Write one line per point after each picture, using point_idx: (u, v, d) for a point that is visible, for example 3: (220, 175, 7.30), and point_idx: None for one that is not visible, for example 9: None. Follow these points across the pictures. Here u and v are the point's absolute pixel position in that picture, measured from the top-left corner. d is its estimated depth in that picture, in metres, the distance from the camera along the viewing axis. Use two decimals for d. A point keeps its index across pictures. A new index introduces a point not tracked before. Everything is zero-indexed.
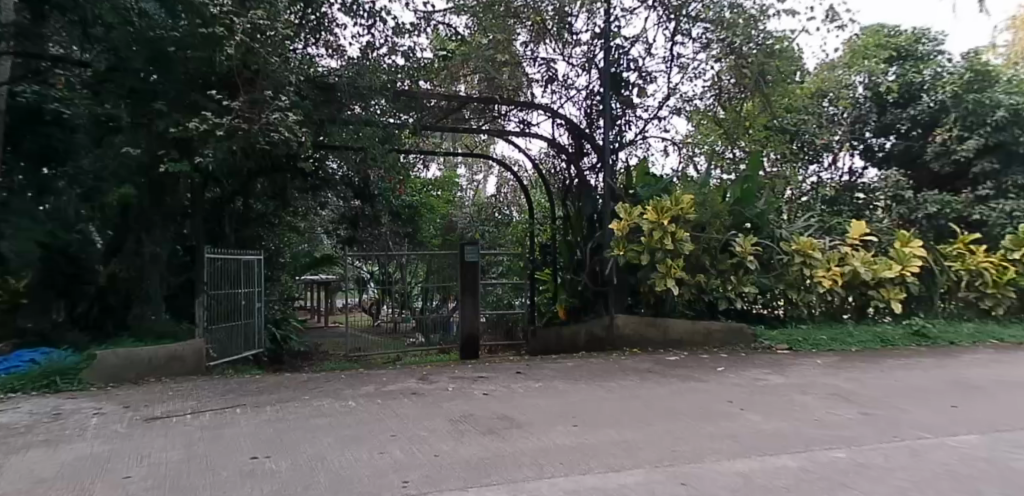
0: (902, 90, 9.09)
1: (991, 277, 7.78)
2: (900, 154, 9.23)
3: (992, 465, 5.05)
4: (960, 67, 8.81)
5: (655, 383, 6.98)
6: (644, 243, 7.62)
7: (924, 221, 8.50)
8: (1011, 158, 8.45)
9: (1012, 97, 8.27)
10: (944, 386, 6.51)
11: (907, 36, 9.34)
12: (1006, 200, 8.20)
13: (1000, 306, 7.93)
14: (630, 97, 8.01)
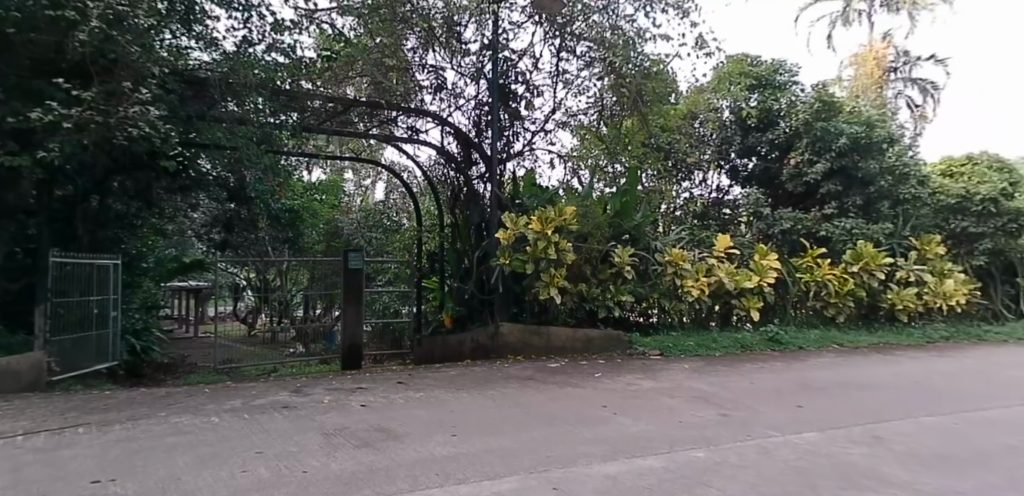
0: (762, 116, 9.78)
1: (834, 287, 8.58)
2: (761, 175, 9.98)
3: (829, 459, 5.57)
4: (810, 96, 9.64)
5: (535, 391, 7.14)
6: (529, 253, 7.75)
7: (780, 236, 9.21)
8: (851, 181, 9.40)
9: (852, 127, 9.26)
10: (792, 388, 7.14)
11: (766, 66, 10.07)
12: (847, 219, 9.13)
13: (840, 314, 8.78)
14: (518, 109, 8.16)
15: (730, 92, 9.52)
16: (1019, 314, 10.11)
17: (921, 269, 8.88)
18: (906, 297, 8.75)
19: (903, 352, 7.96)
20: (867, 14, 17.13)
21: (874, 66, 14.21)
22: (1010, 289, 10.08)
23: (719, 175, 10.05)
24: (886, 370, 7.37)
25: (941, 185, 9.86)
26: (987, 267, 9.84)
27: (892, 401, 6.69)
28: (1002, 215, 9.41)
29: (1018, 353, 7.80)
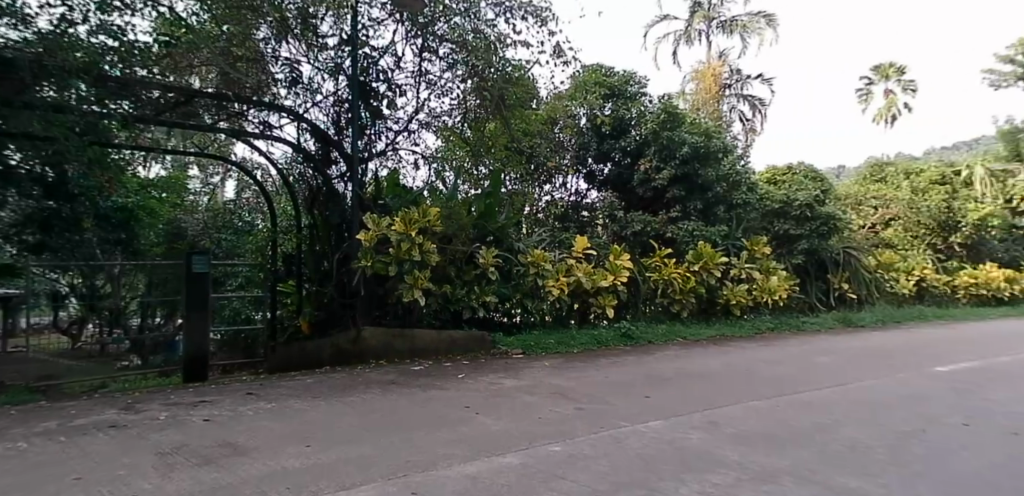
0: (616, 124, 10.27)
1: (678, 285, 9.26)
2: (616, 179, 10.54)
3: (672, 445, 5.98)
4: (657, 108, 10.32)
5: (397, 395, 7.01)
6: (392, 255, 7.63)
7: (631, 237, 9.85)
8: (692, 187, 10.26)
9: (693, 137, 10.05)
10: (642, 380, 7.62)
11: (619, 77, 10.60)
12: (689, 221, 9.95)
13: (684, 310, 9.46)
14: (380, 108, 8.09)
15: (585, 98, 9.95)
16: (828, 306, 11.58)
17: (751, 268, 9.96)
18: (739, 293, 9.67)
19: (736, 342, 8.80)
20: (706, 34, 18.74)
21: (711, 82, 15.75)
22: (821, 285, 11.51)
23: (576, 179, 10.42)
24: (722, 360, 8.11)
25: (767, 191, 11.05)
26: (803, 265, 11.18)
27: (726, 387, 7.36)
28: (814, 219, 10.80)
29: (827, 340, 8.94)
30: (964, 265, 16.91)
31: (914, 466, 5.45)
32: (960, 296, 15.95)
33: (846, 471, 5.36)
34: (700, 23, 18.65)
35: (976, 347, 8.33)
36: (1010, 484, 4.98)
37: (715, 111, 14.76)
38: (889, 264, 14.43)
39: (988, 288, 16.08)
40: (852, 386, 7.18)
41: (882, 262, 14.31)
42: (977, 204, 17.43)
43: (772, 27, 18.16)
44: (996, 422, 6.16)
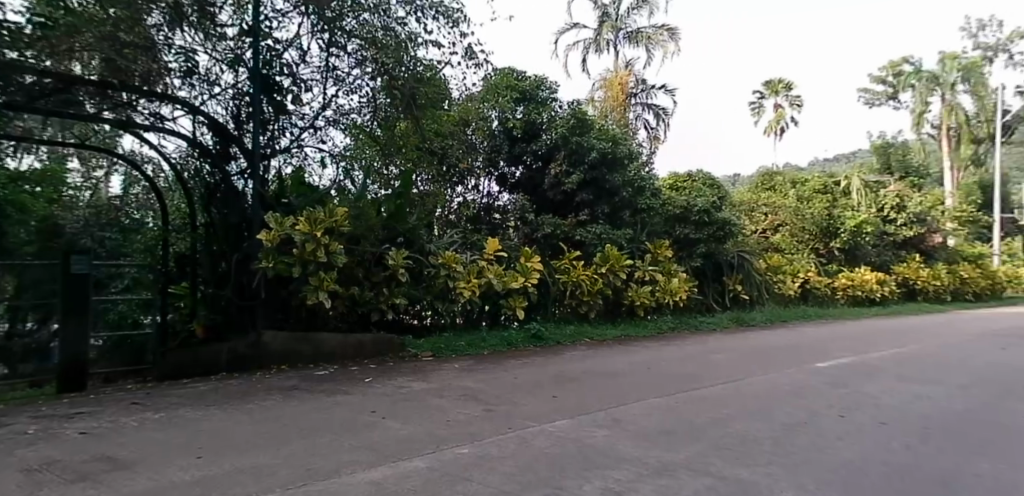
0: (526, 128, 10.30)
1: (585, 287, 9.68)
2: (527, 180, 10.57)
3: (577, 444, 6.09)
4: (567, 113, 10.48)
5: (299, 401, 6.72)
6: (296, 256, 7.30)
7: (541, 240, 10.07)
8: (601, 191, 10.53)
9: (602, 144, 10.27)
10: (550, 380, 7.75)
11: (531, 81, 10.60)
12: (596, 225, 10.33)
13: (592, 311, 9.89)
14: (284, 103, 7.83)
15: (495, 100, 10.04)
16: (723, 306, 12.57)
17: (654, 269, 10.63)
18: (642, 294, 10.30)
19: (639, 342, 9.15)
20: (614, 43, 19.31)
21: (617, 91, 16.40)
22: (718, 286, 12.53)
23: (488, 181, 10.48)
24: (626, 359, 8.39)
25: (670, 196, 11.54)
26: (701, 267, 12.04)
27: (629, 385, 7.60)
28: (711, 224, 11.59)
29: (722, 338, 9.49)
30: (842, 268, 18.53)
31: (797, 456, 5.84)
32: (839, 297, 17.56)
33: (738, 462, 5.65)
34: (609, 33, 19.19)
35: (849, 343, 9.11)
36: (879, 470, 5.43)
37: (621, 120, 15.66)
38: (777, 268, 15.65)
39: (861, 289, 17.89)
40: (745, 382, 7.61)
41: (771, 265, 15.42)
42: (853, 213, 18.93)
43: (675, 40, 19.03)
44: (867, 411, 6.72)
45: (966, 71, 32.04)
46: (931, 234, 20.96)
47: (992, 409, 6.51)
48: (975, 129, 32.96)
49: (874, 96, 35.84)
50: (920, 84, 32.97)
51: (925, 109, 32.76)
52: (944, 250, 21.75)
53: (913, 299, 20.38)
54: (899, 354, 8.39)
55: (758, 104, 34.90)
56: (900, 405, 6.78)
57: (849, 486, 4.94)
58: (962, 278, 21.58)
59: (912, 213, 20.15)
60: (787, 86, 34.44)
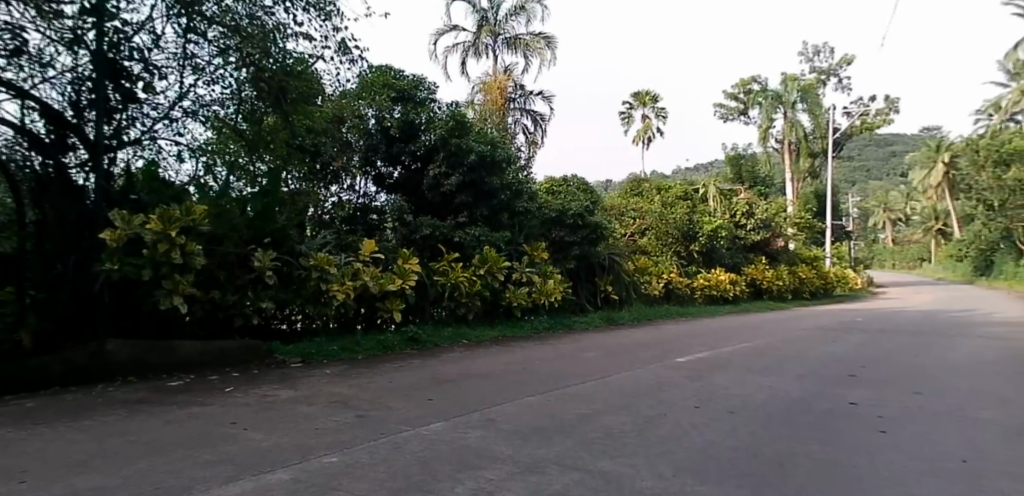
0: (403, 128, 10.08)
1: (465, 289, 9.82)
2: (405, 181, 10.42)
3: (450, 446, 6.05)
4: (445, 115, 10.41)
5: (148, 415, 5.98)
6: (146, 257, 6.60)
7: (420, 242, 10.03)
8: (481, 193, 10.63)
9: (481, 146, 10.32)
10: (425, 383, 7.67)
11: (409, 80, 10.44)
12: (476, 227, 10.45)
13: (469, 312, 10.10)
14: (132, 90, 7.29)
15: (372, 98, 9.89)
16: (594, 305, 13.35)
17: (531, 271, 11.10)
18: (519, 295, 10.69)
19: (514, 343, 9.33)
20: (492, 48, 19.63)
21: (496, 95, 16.97)
22: (589, 287, 13.32)
23: (364, 181, 10.30)
24: (502, 359, 8.52)
25: (546, 200, 12.20)
26: (574, 269, 12.84)
27: (504, 385, 7.71)
28: (584, 227, 12.44)
29: (593, 336, 9.95)
30: (701, 269, 20.04)
31: (660, 447, 6.15)
32: (698, 296, 19.01)
33: (604, 455, 5.87)
34: (487, 37, 19.46)
35: (705, 339, 9.83)
36: (728, 455, 5.86)
37: (501, 123, 15.99)
38: (644, 268, 16.69)
39: (717, 288, 19.50)
40: (614, 379, 7.95)
41: (638, 266, 16.41)
42: (709, 218, 20.49)
43: (552, 49, 19.61)
44: (719, 402, 7.24)
45: (802, 92, 35.31)
46: (774, 239, 23.32)
47: (822, 395, 7.26)
48: (810, 143, 36.09)
49: (728, 111, 38.45)
50: (765, 102, 35.78)
51: (771, 124, 36.09)
52: (785, 252, 24.25)
53: (760, 297, 22.46)
54: (747, 347, 9.18)
55: (627, 113, 36.25)
56: (748, 394, 7.39)
57: (709, 475, 5.22)
58: (801, 278, 23.98)
59: (758, 219, 22.31)
60: (653, 98, 36.02)
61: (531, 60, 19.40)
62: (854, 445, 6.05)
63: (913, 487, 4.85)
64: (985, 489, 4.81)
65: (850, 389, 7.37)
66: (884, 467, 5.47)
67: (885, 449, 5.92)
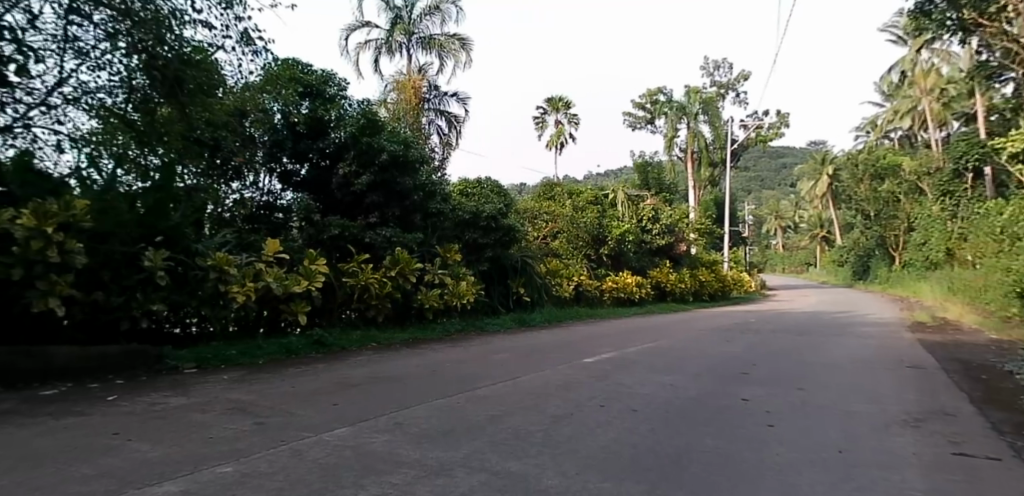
0: (311, 123, 10.14)
1: (375, 290, 9.76)
2: (313, 180, 10.39)
3: (355, 451, 5.86)
4: (357, 112, 10.36)
5: (14, 427, 5.39)
6: (16, 255, 5.93)
7: (328, 242, 9.87)
8: (392, 193, 10.61)
9: (395, 145, 10.25)
10: (330, 387, 7.46)
11: (317, 75, 10.36)
12: (387, 228, 10.38)
13: (380, 314, 10.13)
14: (3, 73, 6.59)
15: (279, 93, 9.34)
16: (506, 307, 14.12)
17: (443, 273, 11.23)
18: (432, 297, 10.84)
19: (425, 345, 9.35)
20: (405, 48, 19.45)
21: (411, 94, 16.80)
22: (502, 289, 14.05)
23: (269, 178, 10.18)
24: (411, 362, 8.43)
25: (460, 203, 12.47)
26: (488, 271, 13.51)
27: (413, 388, 7.62)
28: (497, 229, 12.76)
29: (504, 337, 10.13)
30: (609, 272, 20.80)
31: (565, 445, 6.26)
32: (605, 297, 19.75)
33: (511, 456, 5.89)
34: (401, 36, 19.24)
35: (612, 340, 10.12)
36: (630, 452, 6.03)
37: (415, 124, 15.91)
38: (556, 271, 17.00)
39: (624, 290, 20.28)
40: (523, 380, 8.03)
41: (551, 268, 16.73)
42: (618, 223, 21.25)
43: (466, 50, 19.63)
44: (623, 401, 7.47)
45: (705, 105, 36.90)
46: (677, 243, 24.51)
47: (717, 393, 7.63)
48: (712, 153, 37.88)
49: (635, 119, 39.50)
50: (670, 112, 37.09)
51: (674, 134, 37.56)
52: (688, 256, 25.53)
53: (663, 299, 23.57)
54: (651, 347, 9.55)
55: (542, 118, 36.56)
56: (649, 392, 7.67)
57: (616, 473, 5.30)
58: (701, 281, 25.39)
59: (663, 224, 23.30)
60: (566, 104, 36.31)
61: (446, 61, 19.33)
62: (744, 439, 6.39)
63: (791, 476, 5.19)
64: (856, 477, 5.21)
65: (744, 386, 7.80)
66: (769, 458, 5.81)
67: (771, 442, 6.29)
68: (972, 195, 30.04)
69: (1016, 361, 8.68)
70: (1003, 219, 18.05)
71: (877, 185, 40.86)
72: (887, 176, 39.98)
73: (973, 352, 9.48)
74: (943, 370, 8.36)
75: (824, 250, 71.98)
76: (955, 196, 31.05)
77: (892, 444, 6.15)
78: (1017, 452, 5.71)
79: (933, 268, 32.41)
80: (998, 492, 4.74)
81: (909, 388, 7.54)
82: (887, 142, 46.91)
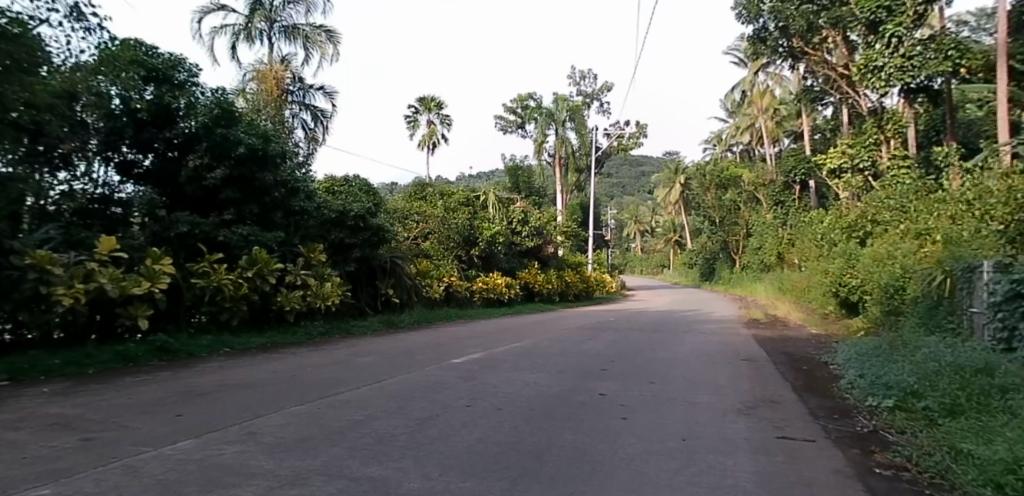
0: (155, 111, 9.58)
1: (229, 292, 9.51)
2: (158, 171, 10.06)
3: (199, 464, 5.09)
4: (210, 101, 10.15)
5: None
6: None
7: (175, 240, 9.62)
8: (250, 189, 10.69)
9: (252, 138, 10.34)
10: (174, 397, 6.90)
11: (163, 60, 9.82)
12: (243, 228, 10.35)
13: (234, 318, 9.84)
14: None
15: (117, 76, 8.96)
16: (374, 308, 14.48)
17: (307, 274, 11.25)
18: (293, 299, 10.82)
19: (282, 350, 9.15)
20: (267, 35, 18.56)
21: (273, 85, 16.13)
22: (370, 290, 14.42)
23: (106, 167, 9.52)
24: (269, 369, 8.02)
25: (326, 201, 12.60)
26: (355, 271, 13.84)
27: (269, 394, 7.26)
28: (365, 229, 13.16)
29: (369, 341, 10.21)
30: (479, 274, 21.19)
31: (428, 447, 6.07)
32: (475, 298, 20.12)
33: (372, 461, 5.46)
34: (261, 22, 18.38)
35: (478, 341, 10.30)
36: (494, 450, 6.02)
37: (277, 116, 15.22)
38: (425, 272, 17.23)
39: (493, 291, 20.75)
40: (388, 384, 7.89)
41: (420, 269, 16.96)
42: (489, 225, 21.43)
43: (334, 43, 18.91)
44: (489, 400, 7.54)
45: (571, 112, 38.35)
46: (546, 245, 25.39)
47: (577, 389, 7.93)
48: (578, 159, 39.30)
49: (506, 122, 40.03)
50: (541, 118, 38.18)
51: (544, 139, 38.69)
52: (556, 258, 26.43)
53: (532, 299, 24.40)
54: (519, 348, 9.80)
55: (415, 116, 36.04)
56: (514, 391, 7.81)
57: (484, 471, 5.23)
58: (568, 281, 26.40)
59: (532, 227, 24.05)
60: (438, 105, 36.20)
61: (312, 53, 18.58)
62: (602, 433, 6.62)
63: (642, 467, 5.43)
64: (696, 463, 5.58)
65: (601, 382, 8.20)
66: (623, 450, 6.07)
67: (624, 434, 6.60)
68: (798, 204, 33.86)
69: (832, 352, 9.86)
70: (822, 226, 20.49)
71: (720, 194, 44.51)
72: (730, 185, 43.64)
73: (797, 346, 10.67)
74: (771, 362, 9.32)
75: (675, 253, 77.93)
76: (785, 205, 34.78)
77: (730, 430, 6.67)
78: (829, 433, 6.41)
79: (767, 270, 36.29)
80: (811, 469, 5.29)
81: (744, 379, 8.31)
82: (732, 156, 51.18)
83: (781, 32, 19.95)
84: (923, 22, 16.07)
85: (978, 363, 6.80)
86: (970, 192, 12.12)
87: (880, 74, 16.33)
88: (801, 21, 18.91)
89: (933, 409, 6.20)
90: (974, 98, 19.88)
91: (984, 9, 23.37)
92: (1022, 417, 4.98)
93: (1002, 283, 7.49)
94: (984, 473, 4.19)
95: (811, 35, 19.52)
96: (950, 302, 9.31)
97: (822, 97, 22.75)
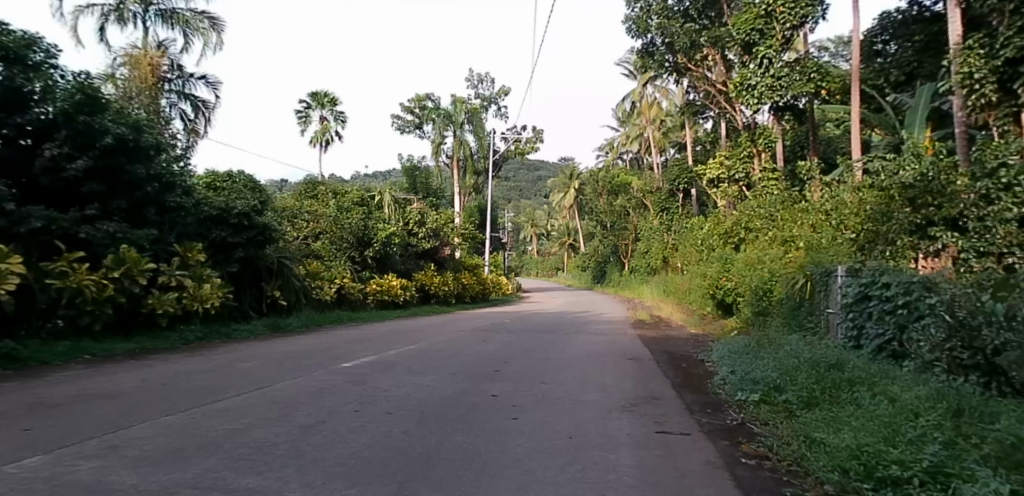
0: (4, 93, 8.77)
1: (91, 293, 8.82)
2: (7, 159, 9.26)
3: (47, 483, 4.53)
4: (71, 85, 9.46)
5: None
6: None
7: (26, 237, 8.82)
8: (117, 182, 10.23)
9: (120, 128, 9.83)
10: (19, 410, 6.21)
11: (16, 37, 8.89)
12: (109, 224, 9.82)
13: (97, 322, 9.09)
14: None
15: None
16: (259, 311, 13.94)
17: (181, 275, 10.76)
18: (166, 301, 10.15)
19: (153, 357, 8.54)
20: (141, 18, 17.27)
21: (148, 71, 14.98)
22: (255, 292, 13.86)
23: None
24: (135, 378, 7.43)
25: (206, 197, 12.47)
26: (239, 273, 13.26)
27: (132, 405, 6.73)
28: (250, 228, 12.89)
29: (255, 345, 9.73)
30: (374, 275, 20.83)
31: (312, 454, 5.81)
32: (369, 300, 19.75)
33: (250, 471, 5.14)
34: (135, 3, 17.10)
35: (369, 345, 10.07)
36: (381, 454, 5.86)
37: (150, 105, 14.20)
38: (316, 273, 16.76)
39: (389, 293, 20.46)
40: (270, 390, 7.55)
41: (309, 270, 16.41)
42: (384, 225, 21.10)
43: (218, 32, 17.93)
44: (378, 404, 7.36)
45: (469, 114, 38.56)
46: (443, 247, 25.29)
47: (468, 391, 7.92)
48: (475, 161, 39.49)
49: (403, 122, 39.40)
50: (438, 119, 38.02)
51: (442, 140, 38.60)
52: (452, 260, 26.41)
53: (428, 301, 24.37)
54: (412, 351, 9.67)
55: (307, 111, 34.73)
56: (404, 395, 7.67)
57: (370, 477, 5.06)
58: (465, 283, 26.47)
59: (429, 228, 23.85)
60: (331, 100, 35.20)
61: (193, 40, 17.54)
62: (492, 434, 6.64)
63: (528, 466, 5.49)
64: (580, 460, 5.72)
65: (491, 383, 8.25)
66: (511, 450, 6.12)
67: (513, 435, 6.66)
68: (682, 212, 36.06)
69: (707, 351, 10.49)
70: (702, 232, 21.73)
71: (611, 200, 46.26)
72: (620, 192, 45.48)
73: (676, 345, 11.30)
74: (655, 361, 9.78)
75: (569, 256, 80.18)
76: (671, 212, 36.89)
77: (614, 426, 6.92)
78: (703, 427, 6.79)
79: (651, 273, 38.23)
80: (683, 462, 5.58)
81: (627, 378, 8.66)
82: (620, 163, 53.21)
83: (666, 47, 21.02)
84: (790, 45, 17.56)
85: (831, 359, 7.47)
86: (828, 204, 13.34)
87: (753, 92, 17.60)
88: (685, 39, 20.07)
89: (792, 401, 6.74)
90: (834, 118, 22.03)
91: (842, 38, 26.01)
92: (866, 408, 5.49)
93: (854, 287, 8.29)
94: (832, 459, 4.46)
95: (693, 52, 20.74)
96: (810, 304, 10.20)
97: (703, 111, 24.37)
